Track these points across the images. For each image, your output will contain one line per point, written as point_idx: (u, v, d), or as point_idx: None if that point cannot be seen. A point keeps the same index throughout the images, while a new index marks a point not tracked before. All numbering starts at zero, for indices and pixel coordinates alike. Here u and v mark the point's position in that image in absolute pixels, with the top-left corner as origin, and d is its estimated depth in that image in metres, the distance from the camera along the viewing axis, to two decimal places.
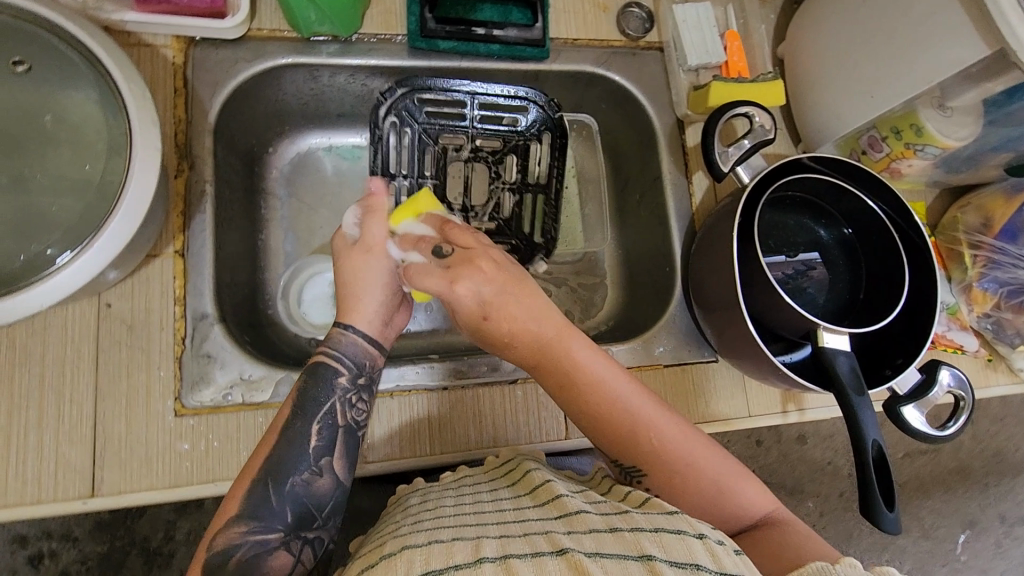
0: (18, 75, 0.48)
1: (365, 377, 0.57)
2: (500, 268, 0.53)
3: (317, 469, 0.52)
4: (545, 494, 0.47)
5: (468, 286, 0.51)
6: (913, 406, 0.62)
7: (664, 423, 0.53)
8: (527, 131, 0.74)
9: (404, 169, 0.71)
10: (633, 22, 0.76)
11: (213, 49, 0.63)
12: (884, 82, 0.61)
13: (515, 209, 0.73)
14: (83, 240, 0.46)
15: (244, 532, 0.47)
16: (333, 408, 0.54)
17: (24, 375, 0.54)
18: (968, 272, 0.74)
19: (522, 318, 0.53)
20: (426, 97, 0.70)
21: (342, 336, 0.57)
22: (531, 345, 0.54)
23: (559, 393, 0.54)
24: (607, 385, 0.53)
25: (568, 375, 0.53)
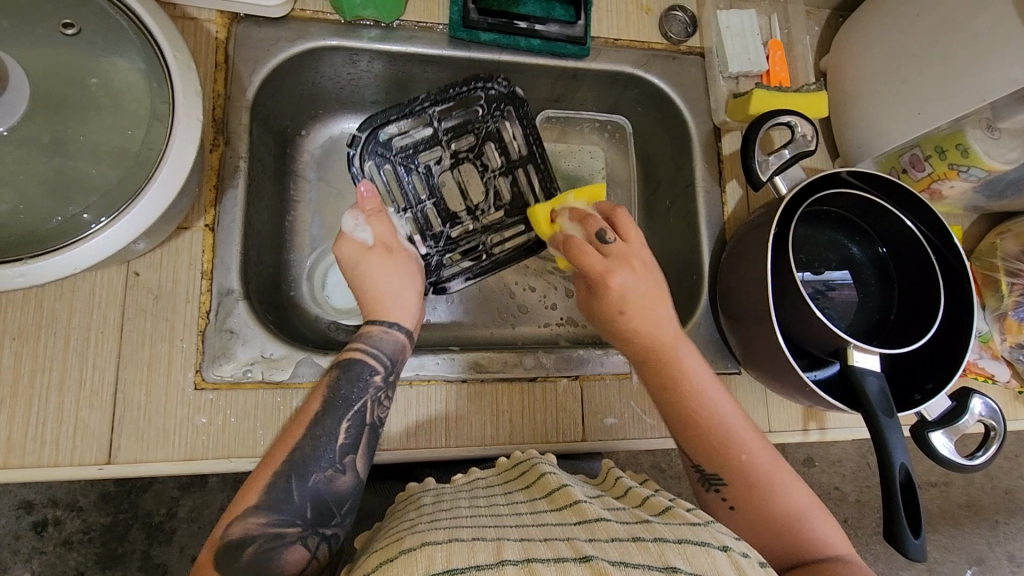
0: (66, 38, 0.47)
1: (395, 375, 0.57)
2: (648, 273, 0.61)
3: (340, 466, 0.50)
4: (562, 498, 0.46)
5: (620, 278, 0.60)
6: (942, 431, 0.60)
7: (753, 445, 0.54)
8: (490, 115, 0.72)
9: (401, 203, 0.71)
10: (676, 26, 0.75)
11: (256, 26, 0.64)
12: (935, 97, 0.59)
13: (514, 190, 0.74)
14: (120, 207, 0.46)
15: (262, 524, 0.46)
16: (364, 407, 0.53)
17: (49, 337, 0.54)
18: (1003, 300, 0.72)
19: (654, 316, 0.59)
20: (388, 129, 0.70)
21: (381, 334, 0.58)
22: (647, 341, 0.58)
23: (660, 392, 0.57)
24: (711, 396, 0.56)
25: (672, 378, 0.57)
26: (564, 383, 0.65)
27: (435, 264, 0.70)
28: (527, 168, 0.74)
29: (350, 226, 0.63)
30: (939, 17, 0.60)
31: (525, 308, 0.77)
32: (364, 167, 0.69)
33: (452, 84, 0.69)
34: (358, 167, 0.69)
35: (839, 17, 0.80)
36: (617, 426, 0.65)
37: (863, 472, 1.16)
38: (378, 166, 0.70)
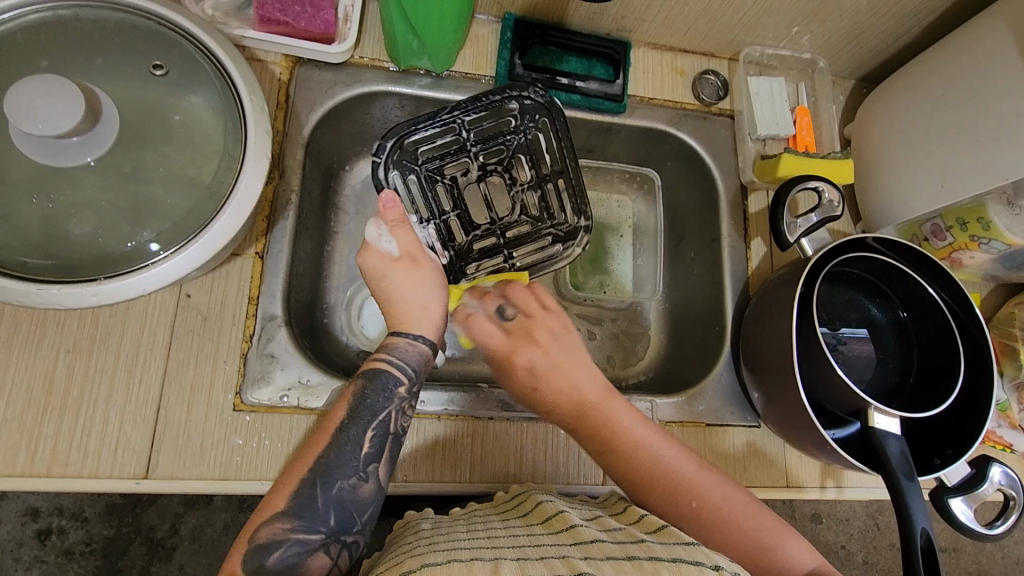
0: (155, 78, 0.52)
1: (418, 386, 0.56)
2: (555, 338, 0.64)
3: (363, 475, 0.51)
4: (558, 523, 0.47)
5: (524, 357, 0.63)
6: (961, 499, 0.60)
7: (703, 483, 0.55)
8: (523, 127, 0.69)
9: (425, 214, 0.68)
10: (708, 89, 0.79)
11: (317, 70, 0.68)
12: (958, 173, 0.62)
13: (541, 205, 0.70)
14: (187, 236, 0.49)
15: (287, 530, 0.47)
16: (388, 417, 0.53)
17: (101, 351, 0.57)
18: (1021, 369, 0.73)
19: (572, 380, 0.61)
20: (416, 136, 0.66)
21: (408, 346, 0.57)
22: (574, 405, 0.60)
23: (601, 453, 0.58)
24: (643, 446, 0.57)
25: (608, 439, 0.57)
26: None
27: (456, 276, 0.67)
28: (560, 184, 0.70)
29: (373, 236, 0.61)
30: (959, 97, 0.63)
31: None
32: (388, 177, 0.65)
33: (486, 95, 0.66)
34: (382, 176, 0.65)
35: (862, 88, 0.84)
36: None
37: (870, 532, 1.15)
38: (402, 175, 0.66)
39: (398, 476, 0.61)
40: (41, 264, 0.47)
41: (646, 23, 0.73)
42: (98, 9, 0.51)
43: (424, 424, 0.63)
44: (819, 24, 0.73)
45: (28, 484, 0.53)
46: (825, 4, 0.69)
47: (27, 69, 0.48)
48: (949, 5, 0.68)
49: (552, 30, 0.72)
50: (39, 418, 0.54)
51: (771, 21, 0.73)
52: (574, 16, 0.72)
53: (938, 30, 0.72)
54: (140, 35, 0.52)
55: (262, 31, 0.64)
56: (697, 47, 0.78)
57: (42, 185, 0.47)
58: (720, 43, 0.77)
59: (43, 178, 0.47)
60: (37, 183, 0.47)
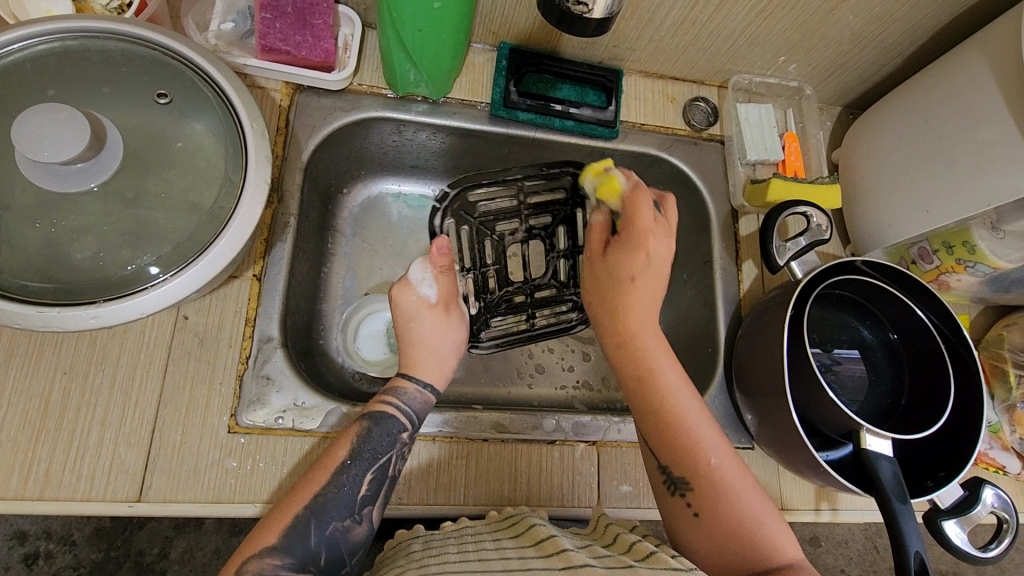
0: (159, 106, 0.53)
1: (418, 429, 0.59)
2: (661, 263, 0.63)
3: (357, 518, 0.52)
4: (550, 547, 0.48)
5: (659, 245, 0.63)
6: (954, 521, 0.61)
7: (718, 445, 0.56)
8: (572, 201, 0.79)
9: (468, 262, 0.77)
10: (698, 115, 0.81)
11: (316, 97, 0.69)
12: (943, 199, 0.63)
13: (571, 274, 0.79)
14: (185, 260, 0.50)
15: (277, 566, 0.48)
16: (388, 460, 0.55)
17: (98, 373, 0.57)
18: (1012, 392, 0.73)
19: (649, 313, 0.62)
20: (478, 192, 0.76)
21: (414, 391, 0.60)
22: (627, 331, 0.61)
23: (636, 386, 0.59)
24: (677, 395, 0.58)
25: (648, 369, 0.59)
26: (582, 448, 0.67)
27: (478, 325, 0.75)
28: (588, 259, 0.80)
29: (418, 278, 0.65)
30: (942, 124, 0.64)
31: (543, 368, 0.79)
32: (442, 223, 0.75)
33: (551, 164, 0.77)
34: (438, 221, 0.75)
35: (849, 115, 0.86)
36: (632, 494, 0.66)
37: (869, 555, 1.15)
38: (455, 224, 0.76)
39: (393, 498, 0.61)
40: (40, 287, 0.47)
41: (638, 52, 0.75)
42: (105, 40, 0.52)
43: (419, 446, 0.63)
44: (805, 54, 0.75)
45: (20, 507, 0.53)
46: (810, 35, 0.72)
47: (33, 97, 0.50)
48: (930, 36, 0.70)
49: (546, 59, 0.74)
50: (33, 440, 0.54)
51: (758, 51, 0.75)
52: (568, 45, 0.74)
53: (920, 59, 0.74)
54: (145, 65, 0.53)
55: (264, 59, 0.66)
56: (687, 75, 0.81)
57: (45, 210, 0.48)
58: (709, 71, 0.80)
59: (45, 204, 0.48)
60: (40, 208, 0.48)
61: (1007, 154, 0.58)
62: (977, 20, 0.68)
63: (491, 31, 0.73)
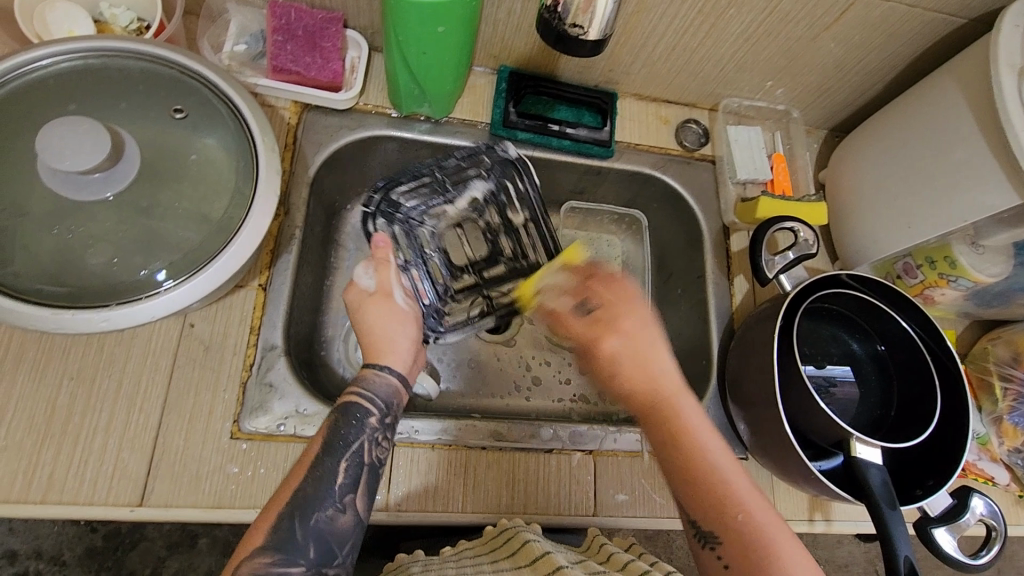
0: (174, 121, 0.56)
1: (390, 417, 0.58)
2: (642, 328, 0.59)
3: (340, 506, 0.51)
4: (545, 566, 0.48)
5: (614, 339, 0.58)
6: (945, 529, 0.62)
7: (753, 501, 0.51)
8: (490, 180, 0.77)
9: (407, 258, 0.76)
10: (690, 136, 0.84)
11: (323, 115, 0.72)
12: (923, 217, 0.66)
13: (515, 249, 0.79)
14: (194, 268, 0.52)
15: (267, 564, 0.46)
16: (361, 447, 0.54)
17: (104, 378, 0.58)
18: (998, 404, 0.75)
19: (654, 370, 0.57)
20: (399, 190, 0.75)
21: (375, 377, 0.58)
22: (647, 393, 0.56)
23: (661, 447, 0.54)
24: (709, 454, 0.53)
25: (675, 429, 0.54)
26: (578, 456, 0.68)
27: (437, 313, 0.76)
28: (526, 224, 0.79)
29: (359, 274, 0.64)
30: (920, 146, 0.67)
31: (540, 381, 0.80)
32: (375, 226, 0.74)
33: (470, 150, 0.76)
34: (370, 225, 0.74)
35: (835, 137, 0.90)
36: (627, 503, 0.67)
37: None
38: (387, 224, 0.75)
39: (392, 505, 0.62)
40: (54, 291, 0.49)
41: (632, 76, 0.79)
42: (126, 59, 0.55)
43: (418, 454, 0.64)
44: (791, 79, 0.79)
45: (23, 511, 0.53)
46: (795, 61, 0.75)
47: (55, 111, 0.52)
48: (910, 63, 0.74)
49: (544, 82, 0.78)
50: (38, 444, 0.55)
51: (746, 76, 0.79)
52: (565, 68, 0.78)
53: (899, 85, 0.78)
54: (162, 82, 0.56)
55: (274, 79, 0.69)
56: (679, 98, 0.84)
57: (62, 218, 0.50)
58: (700, 95, 0.83)
59: (63, 212, 0.50)
60: (57, 216, 0.50)
61: (980, 173, 0.61)
62: (952, 49, 0.71)
63: (491, 55, 0.76)
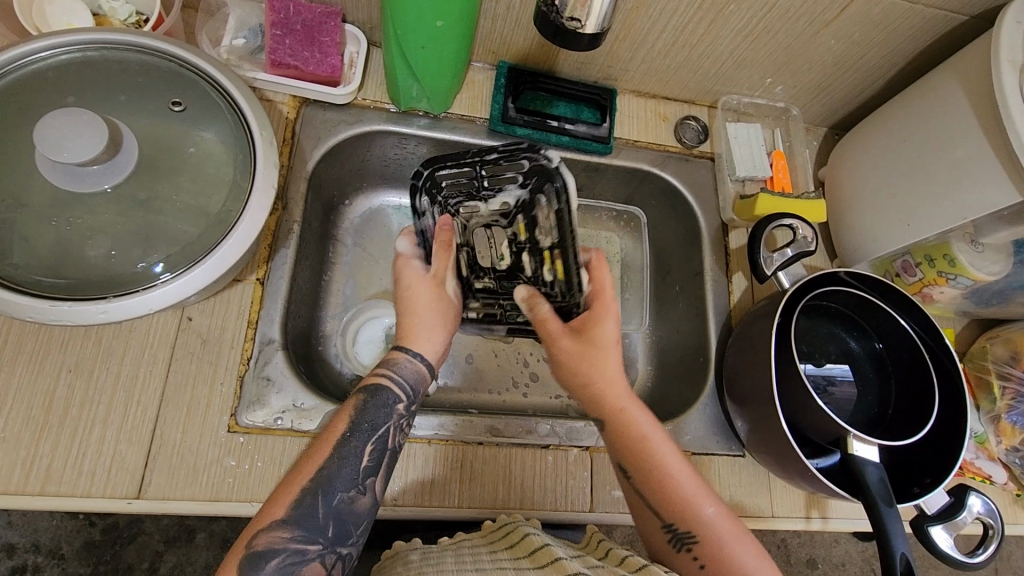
0: (173, 113, 0.56)
1: (416, 403, 0.59)
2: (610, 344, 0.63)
3: (361, 487, 0.52)
4: (544, 557, 0.49)
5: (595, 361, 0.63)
6: (941, 527, 0.62)
7: (712, 497, 0.57)
8: (528, 186, 0.64)
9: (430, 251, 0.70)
10: (689, 133, 0.84)
11: (322, 110, 0.72)
12: (923, 214, 0.66)
13: (538, 271, 0.68)
14: (192, 260, 0.52)
15: (285, 538, 0.48)
16: (387, 432, 0.55)
17: (102, 371, 0.59)
18: (996, 402, 0.75)
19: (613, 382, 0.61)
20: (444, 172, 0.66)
21: (404, 361, 0.60)
22: (608, 407, 0.60)
23: (626, 455, 0.59)
24: (669, 461, 0.58)
25: (634, 438, 0.59)
26: (575, 453, 0.68)
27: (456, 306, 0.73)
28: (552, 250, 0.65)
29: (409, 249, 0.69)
30: (920, 144, 0.67)
31: (537, 377, 0.80)
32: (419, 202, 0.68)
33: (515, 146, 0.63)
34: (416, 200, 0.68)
35: (834, 135, 0.89)
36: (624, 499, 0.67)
37: None
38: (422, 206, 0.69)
39: (388, 500, 0.62)
40: (52, 283, 0.49)
41: (631, 72, 0.79)
42: (125, 52, 0.55)
43: (415, 449, 0.64)
44: (791, 76, 0.79)
45: (21, 502, 0.54)
46: (794, 58, 0.75)
47: (53, 103, 0.52)
48: (909, 60, 0.74)
49: (543, 77, 0.77)
50: (36, 436, 0.55)
51: (745, 73, 0.79)
52: (564, 64, 0.78)
53: (899, 83, 0.78)
54: (161, 75, 0.56)
55: (272, 73, 0.69)
56: (679, 95, 0.84)
57: (59, 209, 0.50)
58: (699, 91, 0.83)
59: (61, 204, 0.50)
60: (55, 207, 0.50)
61: (979, 171, 0.61)
62: (952, 47, 0.71)
63: (490, 50, 0.76)
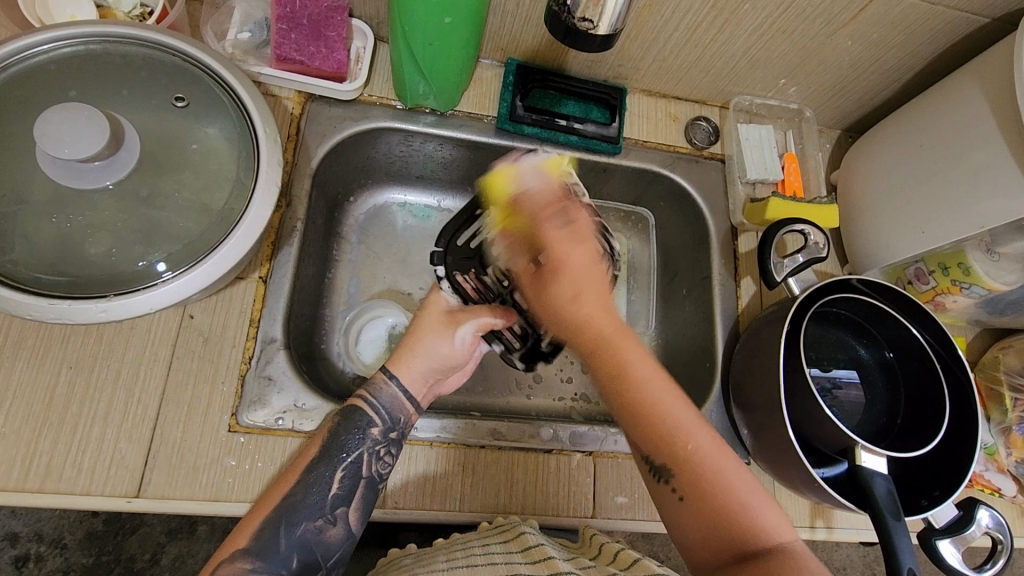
0: (176, 109, 0.55)
1: (393, 428, 0.57)
2: (592, 266, 0.58)
3: (330, 519, 0.52)
4: (537, 554, 0.49)
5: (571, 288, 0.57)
6: (949, 541, 0.61)
7: (698, 432, 0.52)
8: None
9: None
10: (700, 134, 0.83)
11: (327, 106, 0.71)
12: (938, 222, 0.64)
13: None
14: (192, 260, 0.51)
15: (246, 570, 0.47)
16: (360, 459, 0.55)
17: (103, 368, 0.58)
18: (1008, 414, 0.74)
19: (599, 309, 0.57)
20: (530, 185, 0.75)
21: (383, 385, 0.57)
22: (596, 334, 0.56)
23: (607, 381, 0.54)
24: (654, 390, 0.53)
25: (619, 367, 0.54)
26: (578, 458, 0.67)
27: None
28: None
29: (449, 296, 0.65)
30: (938, 150, 0.66)
31: (541, 378, 0.79)
32: None
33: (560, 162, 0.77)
34: None
35: (848, 137, 0.88)
36: (627, 506, 0.66)
37: None
38: None
39: (389, 503, 0.61)
40: (52, 281, 0.48)
41: (641, 71, 0.77)
42: (128, 46, 0.54)
43: (417, 451, 0.64)
44: (806, 77, 0.77)
45: (19, 499, 0.53)
46: (809, 59, 0.74)
47: (54, 97, 0.51)
48: (928, 63, 0.72)
49: (552, 75, 0.76)
50: (35, 433, 0.55)
51: (759, 73, 0.77)
52: (574, 62, 0.76)
53: (917, 85, 0.76)
54: (163, 70, 0.55)
55: (277, 68, 0.68)
56: (690, 94, 0.82)
57: (60, 206, 0.49)
58: (712, 92, 0.82)
59: (62, 200, 0.49)
60: (56, 203, 0.49)
61: (999, 179, 0.59)
62: (972, 49, 0.70)
63: (499, 47, 0.75)
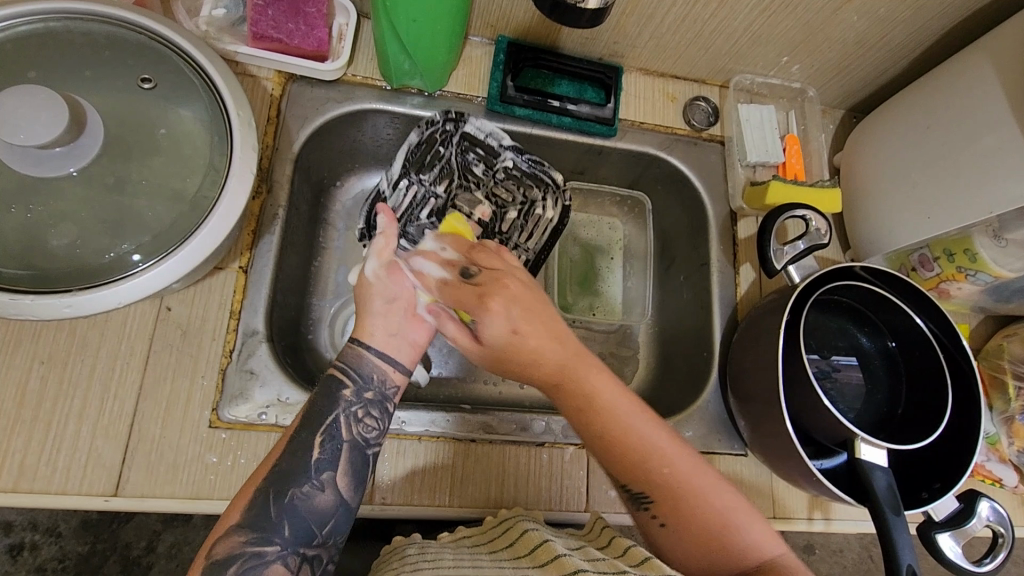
0: (143, 91, 0.52)
1: (369, 390, 0.54)
2: (526, 289, 0.54)
3: (318, 483, 0.49)
4: (544, 555, 0.46)
5: (501, 303, 0.52)
6: (949, 534, 0.59)
7: (670, 448, 0.51)
8: (444, 147, 0.71)
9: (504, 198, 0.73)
10: (699, 115, 0.80)
11: (309, 87, 0.68)
12: (945, 206, 0.62)
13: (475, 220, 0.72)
14: (165, 250, 0.49)
15: (243, 543, 0.45)
16: (339, 423, 0.52)
17: (77, 363, 0.56)
18: (1010, 403, 0.72)
19: (551, 339, 0.53)
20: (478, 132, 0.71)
21: (354, 348, 0.55)
22: (553, 369, 0.52)
23: (577, 418, 0.52)
24: (624, 413, 0.52)
25: (588, 399, 0.52)
26: (571, 451, 0.65)
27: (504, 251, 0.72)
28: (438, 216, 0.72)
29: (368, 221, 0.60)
30: (949, 132, 0.63)
31: None
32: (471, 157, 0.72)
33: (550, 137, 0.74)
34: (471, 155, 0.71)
35: (852, 118, 0.85)
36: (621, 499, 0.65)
37: (865, 564, 1.09)
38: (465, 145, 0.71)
39: (377, 499, 0.60)
40: (15, 274, 0.46)
41: (638, 49, 0.74)
42: (90, 23, 0.51)
43: (406, 445, 0.62)
44: (809, 54, 0.74)
45: None
46: (813, 36, 0.70)
47: (13, 78, 0.48)
48: (938, 39, 0.69)
49: (544, 54, 0.73)
50: (9, 430, 0.53)
51: (761, 50, 0.74)
52: (567, 40, 0.73)
53: (925, 63, 0.73)
54: (129, 49, 0.52)
55: (255, 47, 0.64)
56: (689, 73, 0.79)
57: (22, 195, 0.47)
58: (711, 70, 0.78)
59: (23, 188, 0.47)
60: (17, 193, 0.47)
61: (1010, 163, 0.57)
62: (984, 25, 0.67)
63: (489, 24, 0.71)
